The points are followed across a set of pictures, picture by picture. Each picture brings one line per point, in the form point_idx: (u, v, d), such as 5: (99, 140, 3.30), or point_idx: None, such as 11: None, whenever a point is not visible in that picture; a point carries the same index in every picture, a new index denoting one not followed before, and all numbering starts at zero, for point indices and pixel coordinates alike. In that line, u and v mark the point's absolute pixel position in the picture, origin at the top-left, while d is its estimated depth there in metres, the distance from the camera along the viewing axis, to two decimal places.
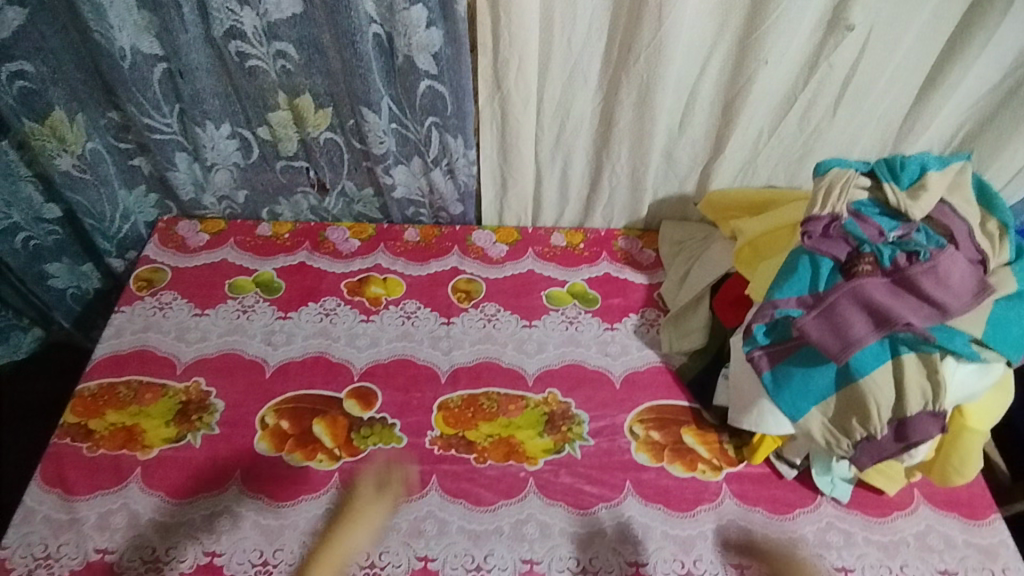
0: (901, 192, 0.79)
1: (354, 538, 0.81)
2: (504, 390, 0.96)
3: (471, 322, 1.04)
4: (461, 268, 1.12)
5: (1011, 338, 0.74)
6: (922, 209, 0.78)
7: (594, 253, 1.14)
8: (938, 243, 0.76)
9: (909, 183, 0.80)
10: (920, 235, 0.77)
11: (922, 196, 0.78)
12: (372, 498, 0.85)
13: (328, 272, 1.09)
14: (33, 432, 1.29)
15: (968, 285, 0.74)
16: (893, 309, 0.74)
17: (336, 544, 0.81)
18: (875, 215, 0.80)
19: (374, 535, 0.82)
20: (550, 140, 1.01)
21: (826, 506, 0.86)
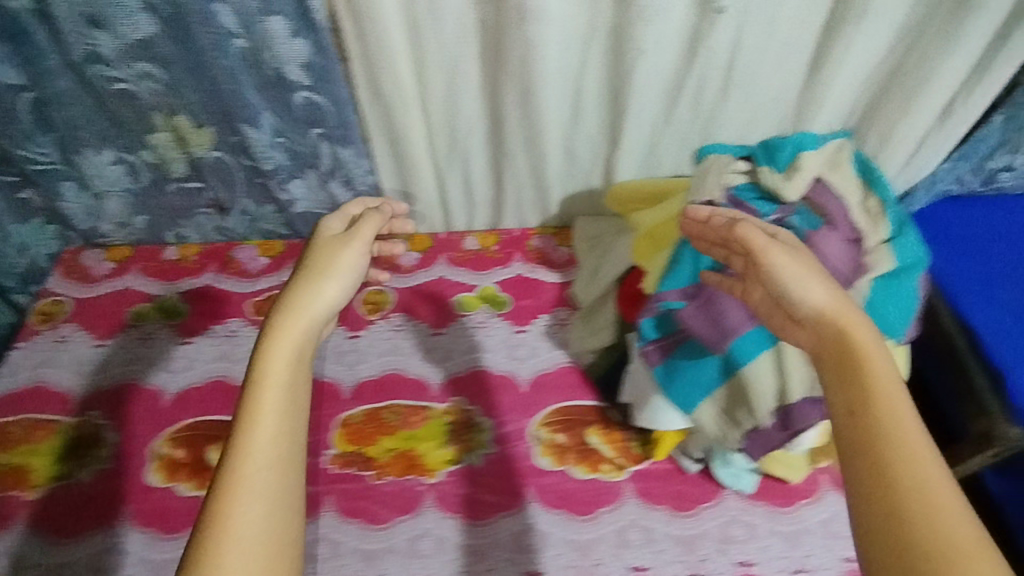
0: (777, 174, 0.76)
1: (322, 282, 0.66)
2: (407, 402, 0.95)
3: (378, 335, 1.03)
4: (371, 279, 1.10)
5: (888, 316, 0.72)
6: (797, 190, 0.74)
7: (506, 254, 1.12)
8: (814, 224, 0.73)
9: (787, 163, 0.76)
10: (799, 215, 0.74)
11: (796, 177, 0.74)
12: (337, 247, 0.71)
13: (232, 292, 1.07)
14: None
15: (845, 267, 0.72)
16: None
17: (295, 310, 0.62)
18: (752, 200, 0.76)
19: (343, 278, 0.68)
20: (444, 146, 0.98)
21: (730, 499, 0.85)
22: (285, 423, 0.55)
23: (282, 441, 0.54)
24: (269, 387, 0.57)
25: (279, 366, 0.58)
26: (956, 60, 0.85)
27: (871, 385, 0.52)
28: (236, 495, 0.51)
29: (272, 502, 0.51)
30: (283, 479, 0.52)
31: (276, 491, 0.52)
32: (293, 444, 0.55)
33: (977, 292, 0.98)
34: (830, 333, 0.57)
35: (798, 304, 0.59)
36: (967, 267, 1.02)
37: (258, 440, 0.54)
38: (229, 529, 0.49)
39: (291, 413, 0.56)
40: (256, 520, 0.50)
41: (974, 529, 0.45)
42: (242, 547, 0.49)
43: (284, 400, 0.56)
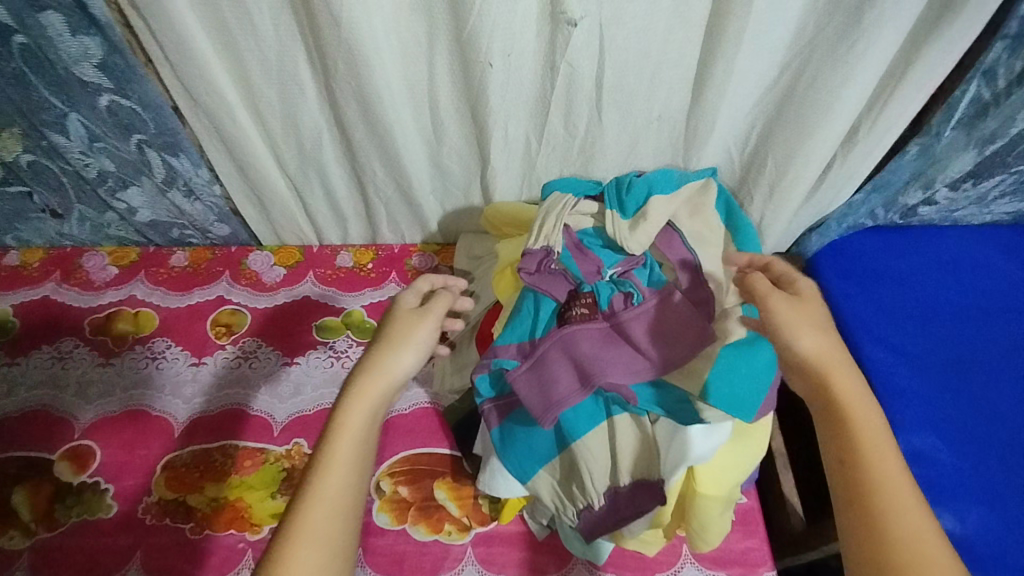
0: (622, 222, 0.69)
1: (400, 348, 0.66)
2: (243, 442, 0.86)
3: (224, 362, 0.94)
4: (228, 297, 1.00)
5: (738, 392, 0.62)
6: (641, 243, 0.68)
7: (381, 274, 1.02)
8: (658, 283, 0.68)
9: (637, 208, 0.70)
10: (643, 271, 0.69)
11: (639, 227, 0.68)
12: (415, 316, 0.70)
13: (72, 307, 0.98)
14: None
15: (697, 332, 0.64)
16: (598, 363, 0.63)
17: (375, 374, 0.64)
18: (597, 249, 0.71)
19: (421, 348, 0.67)
20: (294, 158, 0.88)
21: (578, 569, 0.78)
22: (350, 479, 0.58)
23: (346, 496, 0.57)
24: (343, 440, 0.59)
25: (354, 428, 0.60)
26: (855, 88, 0.74)
27: (863, 441, 0.54)
28: (299, 539, 0.54)
29: (326, 553, 0.54)
30: (339, 535, 0.55)
31: (330, 543, 0.55)
32: (357, 496, 0.58)
33: (881, 340, 0.94)
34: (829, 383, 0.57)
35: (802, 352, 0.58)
36: (873, 308, 0.97)
37: (326, 490, 0.57)
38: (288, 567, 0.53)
39: (357, 471, 0.59)
40: (309, 572, 0.53)
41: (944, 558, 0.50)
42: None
43: (354, 455, 0.59)
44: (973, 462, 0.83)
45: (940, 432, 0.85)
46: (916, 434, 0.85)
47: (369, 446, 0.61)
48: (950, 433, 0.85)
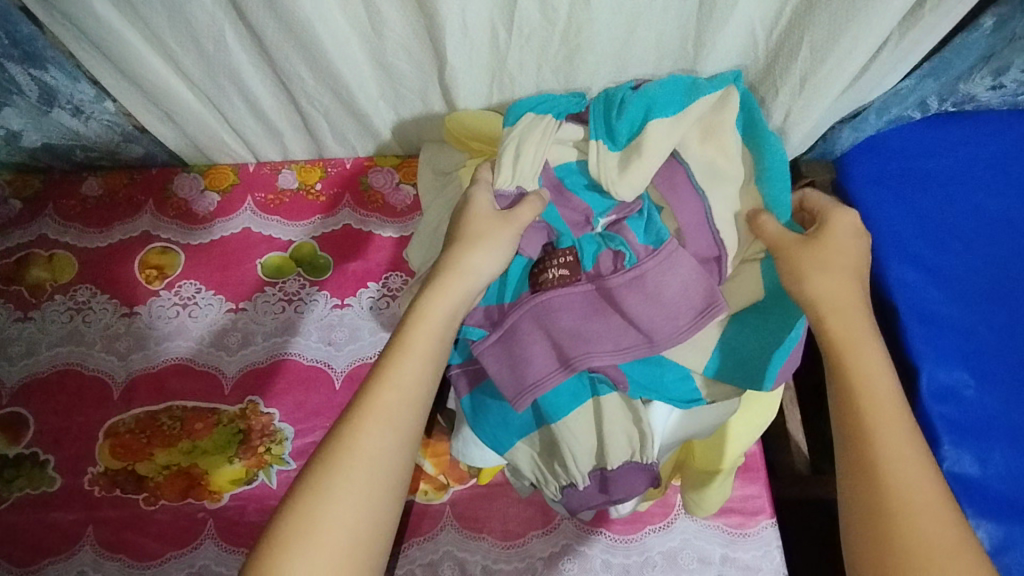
0: (609, 157, 0.59)
1: (488, 241, 0.56)
2: (191, 402, 0.77)
3: (160, 312, 0.82)
4: (154, 234, 0.85)
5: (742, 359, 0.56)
6: (633, 185, 0.57)
7: (332, 197, 0.87)
8: (659, 237, 0.56)
9: (629, 139, 0.59)
10: (638, 220, 0.58)
11: (627, 167, 0.57)
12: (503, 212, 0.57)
13: None
14: None
15: (697, 298, 0.54)
16: (580, 340, 0.54)
17: (461, 263, 0.55)
18: (582, 192, 0.60)
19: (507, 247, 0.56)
20: (197, 65, 0.70)
21: (564, 525, 0.73)
22: (425, 371, 0.52)
23: (421, 387, 0.51)
24: (420, 331, 0.53)
25: (435, 319, 0.53)
26: None
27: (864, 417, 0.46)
28: (367, 423, 0.49)
29: (395, 440, 0.49)
30: (411, 424, 0.50)
31: (399, 431, 0.49)
32: (431, 390, 0.52)
33: (913, 259, 0.82)
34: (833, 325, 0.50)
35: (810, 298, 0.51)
36: (909, 222, 0.84)
37: (399, 377, 0.51)
38: (355, 450, 0.48)
39: (432, 365, 0.52)
40: (376, 452, 0.48)
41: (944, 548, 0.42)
42: (369, 475, 0.48)
43: (432, 346, 0.53)
44: (1005, 398, 0.75)
45: (971, 365, 0.76)
46: (944, 368, 0.76)
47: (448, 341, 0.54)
48: (981, 366, 0.77)
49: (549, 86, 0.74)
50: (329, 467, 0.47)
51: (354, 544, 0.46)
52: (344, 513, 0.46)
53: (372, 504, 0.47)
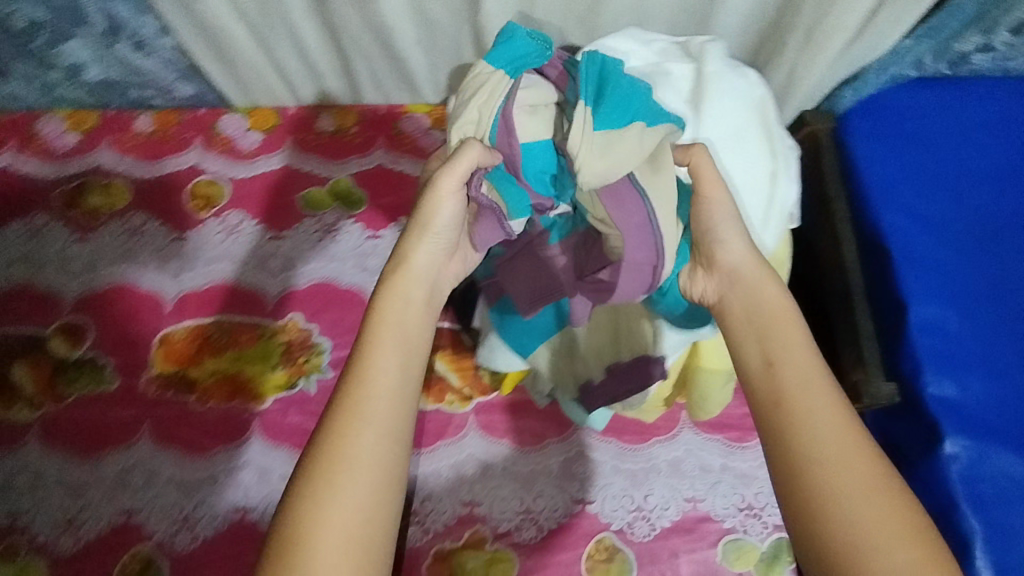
0: (593, 137, 0.56)
1: (426, 232, 0.59)
2: (237, 317, 0.84)
3: (208, 237, 0.89)
4: (202, 167, 0.92)
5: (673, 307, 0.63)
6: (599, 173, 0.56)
7: (366, 139, 0.94)
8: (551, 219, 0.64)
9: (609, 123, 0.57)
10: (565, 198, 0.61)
11: (599, 154, 0.56)
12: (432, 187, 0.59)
13: (38, 178, 0.92)
14: None
15: (637, 263, 0.57)
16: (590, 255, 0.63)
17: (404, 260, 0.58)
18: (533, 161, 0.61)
19: (445, 230, 0.59)
20: (255, 5, 0.78)
21: (578, 435, 0.80)
22: (395, 363, 0.53)
23: (394, 378, 0.53)
24: (382, 327, 0.55)
25: (395, 314, 0.56)
26: None
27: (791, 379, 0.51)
28: (345, 427, 0.50)
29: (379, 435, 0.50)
30: (395, 414, 0.51)
31: (381, 424, 0.50)
32: (404, 383, 0.53)
33: (905, 207, 0.86)
34: (742, 297, 0.57)
35: (719, 260, 0.58)
36: (902, 172, 0.87)
37: (370, 374, 0.52)
38: (337, 455, 0.49)
39: (401, 353, 0.54)
40: (364, 452, 0.49)
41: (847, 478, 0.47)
42: (354, 476, 0.48)
43: (398, 338, 0.54)
44: (985, 333, 0.80)
45: (956, 303, 0.81)
46: (927, 304, 0.81)
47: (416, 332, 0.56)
48: (965, 304, 0.82)
49: (574, 34, 0.82)
50: (313, 478, 0.48)
51: (357, 542, 0.47)
52: (339, 511, 0.47)
53: (373, 498, 0.48)
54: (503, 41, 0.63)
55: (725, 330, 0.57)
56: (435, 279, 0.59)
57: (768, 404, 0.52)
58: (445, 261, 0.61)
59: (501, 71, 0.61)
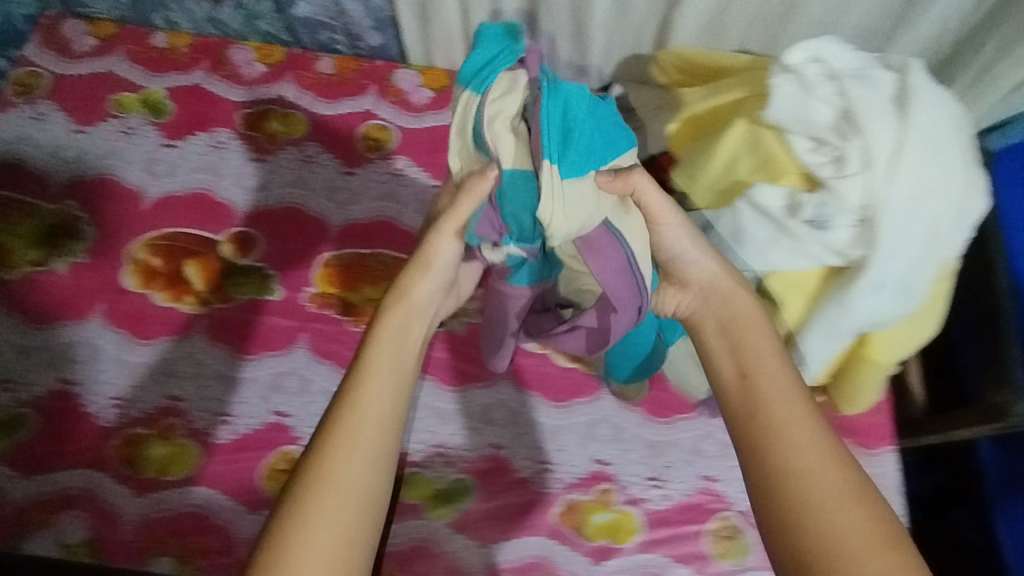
0: (562, 188, 0.58)
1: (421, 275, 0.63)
2: (395, 253, 0.89)
3: (374, 177, 0.94)
4: (375, 113, 0.98)
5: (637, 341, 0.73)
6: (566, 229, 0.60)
7: None
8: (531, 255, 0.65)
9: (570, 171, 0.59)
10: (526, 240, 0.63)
11: (568, 210, 0.59)
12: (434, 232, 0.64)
13: (224, 98, 0.96)
14: None
15: (620, 302, 0.64)
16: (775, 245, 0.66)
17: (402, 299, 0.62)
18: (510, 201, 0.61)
19: (439, 275, 0.64)
20: None
21: (709, 415, 0.83)
22: (388, 390, 0.56)
23: (384, 404, 0.55)
24: (378, 354, 0.57)
25: (385, 345, 0.58)
26: None
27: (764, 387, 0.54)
28: (333, 452, 0.52)
29: (365, 458, 0.52)
30: (381, 439, 0.53)
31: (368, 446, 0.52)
32: (394, 410, 0.55)
33: None
34: (717, 311, 0.61)
35: (691, 279, 0.63)
36: None
37: (365, 400, 0.54)
38: (325, 477, 0.51)
39: (392, 379, 0.56)
40: (349, 476, 0.51)
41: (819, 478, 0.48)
42: (338, 500, 0.50)
43: (387, 370, 0.57)
44: None
45: None
46: None
47: (404, 358, 0.59)
48: None
49: (752, 41, 0.89)
50: (299, 501, 0.50)
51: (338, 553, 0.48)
52: (320, 526, 0.49)
53: (354, 516, 0.50)
54: (474, 45, 0.62)
55: (703, 347, 0.60)
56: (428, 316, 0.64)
57: (742, 417, 0.53)
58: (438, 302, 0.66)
59: (472, 86, 0.61)
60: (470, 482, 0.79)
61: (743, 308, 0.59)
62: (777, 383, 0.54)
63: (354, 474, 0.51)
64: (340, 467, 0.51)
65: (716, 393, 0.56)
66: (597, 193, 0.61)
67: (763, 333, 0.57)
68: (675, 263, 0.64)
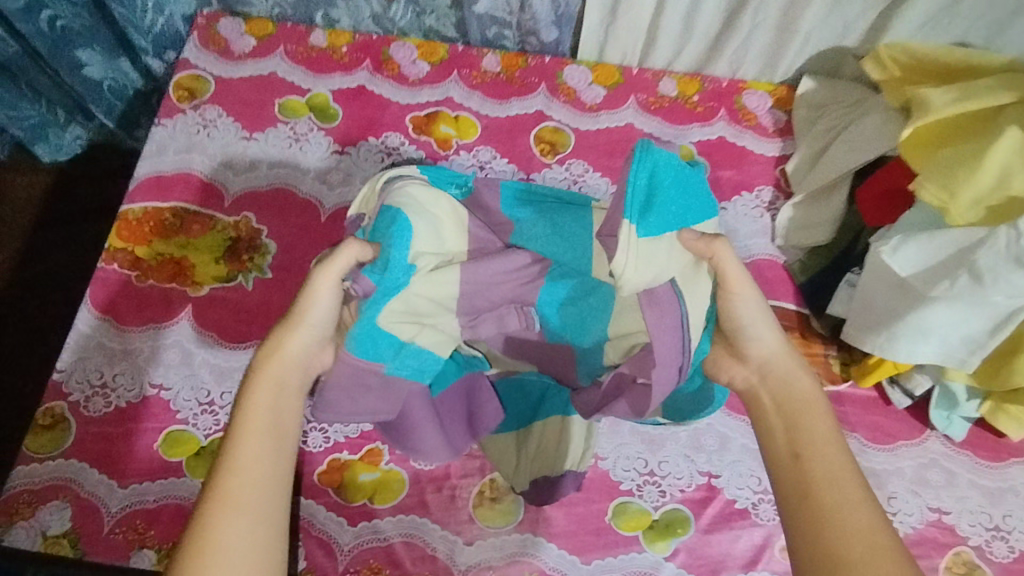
0: (637, 244, 0.62)
1: (288, 334, 0.62)
2: None
3: (553, 182, 0.89)
4: (548, 113, 0.93)
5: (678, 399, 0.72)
6: (636, 284, 0.63)
7: (709, 109, 0.94)
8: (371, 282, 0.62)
9: (651, 230, 0.62)
10: (374, 273, 0.62)
11: (641, 264, 0.62)
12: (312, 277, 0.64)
13: (391, 102, 0.92)
14: (71, 237, 1.13)
15: (662, 355, 0.63)
16: None
17: (268, 358, 0.61)
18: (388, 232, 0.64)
19: (315, 330, 0.63)
20: None
21: (932, 442, 0.78)
22: (266, 449, 0.56)
23: (263, 462, 0.55)
24: (254, 412, 0.57)
25: (262, 402, 0.58)
26: None
27: (815, 452, 0.57)
28: (215, 518, 0.51)
29: (249, 519, 0.52)
30: (267, 497, 0.53)
31: (256, 509, 0.52)
32: (277, 468, 0.55)
33: None
34: (773, 389, 0.64)
35: (750, 354, 0.66)
36: None
37: (242, 462, 0.54)
38: (206, 545, 0.50)
39: (272, 437, 0.57)
40: (237, 542, 0.50)
41: (860, 538, 0.51)
42: (222, 566, 0.49)
43: (265, 428, 0.57)
44: None
45: None
46: None
47: (284, 412, 0.59)
48: None
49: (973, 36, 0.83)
50: (184, 573, 0.48)
51: None
52: None
53: None
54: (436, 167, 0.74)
55: (757, 418, 0.63)
56: (307, 370, 0.62)
57: (794, 498, 0.56)
58: (322, 354, 0.64)
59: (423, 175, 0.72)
60: (685, 513, 0.73)
61: (801, 383, 0.63)
62: (835, 451, 0.57)
63: (242, 538, 0.51)
64: (220, 534, 0.50)
65: (766, 464, 0.60)
66: (674, 246, 0.64)
67: (820, 410, 0.60)
68: (739, 334, 0.67)
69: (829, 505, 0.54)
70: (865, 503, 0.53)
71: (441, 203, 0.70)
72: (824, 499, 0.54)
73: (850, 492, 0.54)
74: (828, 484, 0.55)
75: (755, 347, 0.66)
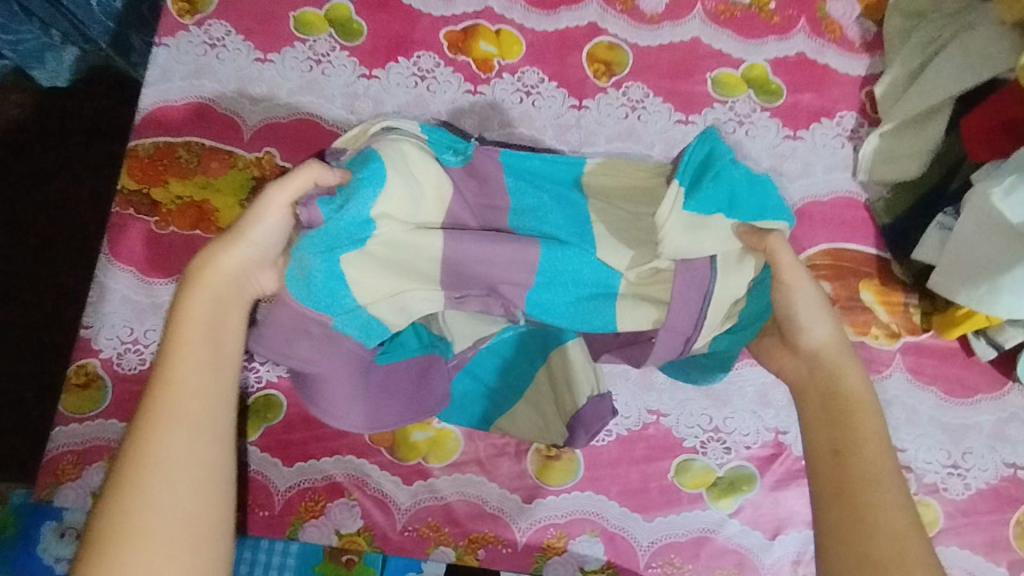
0: (682, 214, 0.59)
1: (226, 244, 0.55)
2: None
3: (609, 109, 0.78)
4: (602, 26, 0.81)
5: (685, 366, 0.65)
6: (677, 250, 0.59)
7: (788, 19, 0.81)
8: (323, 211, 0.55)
9: (701, 203, 0.59)
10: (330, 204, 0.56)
11: (683, 230, 0.58)
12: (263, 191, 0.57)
13: (422, 14, 0.80)
14: (64, 168, 1.01)
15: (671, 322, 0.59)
16: None
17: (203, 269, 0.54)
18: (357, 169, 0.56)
19: (262, 243, 0.56)
20: None
21: (1014, 395, 0.73)
22: (204, 366, 0.51)
23: (199, 379, 0.50)
24: (189, 327, 0.52)
25: (198, 317, 0.53)
26: None
27: (860, 455, 0.53)
28: (150, 437, 0.48)
29: (186, 437, 0.49)
30: (207, 416, 0.50)
31: (194, 427, 0.49)
32: (216, 386, 0.51)
33: None
34: (819, 382, 0.58)
35: (801, 344, 0.59)
36: None
37: (177, 380, 0.50)
38: (147, 459, 0.47)
39: (210, 353, 0.52)
40: (175, 461, 0.48)
41: (894, 548, 0.49)
42: (167, 480, 0.47)
43: (203, 343, 0.52)
44: None
45: None
46: None
47: (224, 327, 0.53)
48: None
49: None
50: (120, 492, 0.46)
51: (168, 543, 0.45)
52: (153, 509, 0.46)
53: (191, 500, 0.47)
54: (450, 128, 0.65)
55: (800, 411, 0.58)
56: (247, 287, 0.56)
57: (832, 498, 0.52)
58: (261, 276, 0.56)
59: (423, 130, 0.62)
60: (751, 470, 0.71)
61: (850, 377, 0.57)
62: (880, 455, 0.53)
63: (180, 457, 0.48)
64: (155, 453, 0.47)
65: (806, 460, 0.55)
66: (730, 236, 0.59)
67: (868, 409, 0.55)
68: (792, 324, 0.59)
69: (867, 511, 0.50)
70: (905, 514, 0.50)
71: (429, 172, 0.60)
72: (863, 505, 0.51)
73: (890, 499, 0.51)
74: (869, 490, 0.51)
75: (807, 338, 0.59)
